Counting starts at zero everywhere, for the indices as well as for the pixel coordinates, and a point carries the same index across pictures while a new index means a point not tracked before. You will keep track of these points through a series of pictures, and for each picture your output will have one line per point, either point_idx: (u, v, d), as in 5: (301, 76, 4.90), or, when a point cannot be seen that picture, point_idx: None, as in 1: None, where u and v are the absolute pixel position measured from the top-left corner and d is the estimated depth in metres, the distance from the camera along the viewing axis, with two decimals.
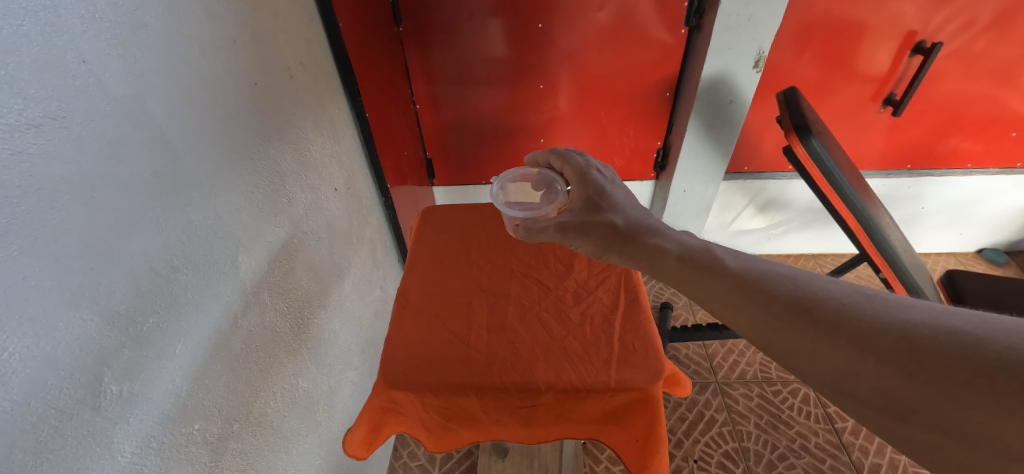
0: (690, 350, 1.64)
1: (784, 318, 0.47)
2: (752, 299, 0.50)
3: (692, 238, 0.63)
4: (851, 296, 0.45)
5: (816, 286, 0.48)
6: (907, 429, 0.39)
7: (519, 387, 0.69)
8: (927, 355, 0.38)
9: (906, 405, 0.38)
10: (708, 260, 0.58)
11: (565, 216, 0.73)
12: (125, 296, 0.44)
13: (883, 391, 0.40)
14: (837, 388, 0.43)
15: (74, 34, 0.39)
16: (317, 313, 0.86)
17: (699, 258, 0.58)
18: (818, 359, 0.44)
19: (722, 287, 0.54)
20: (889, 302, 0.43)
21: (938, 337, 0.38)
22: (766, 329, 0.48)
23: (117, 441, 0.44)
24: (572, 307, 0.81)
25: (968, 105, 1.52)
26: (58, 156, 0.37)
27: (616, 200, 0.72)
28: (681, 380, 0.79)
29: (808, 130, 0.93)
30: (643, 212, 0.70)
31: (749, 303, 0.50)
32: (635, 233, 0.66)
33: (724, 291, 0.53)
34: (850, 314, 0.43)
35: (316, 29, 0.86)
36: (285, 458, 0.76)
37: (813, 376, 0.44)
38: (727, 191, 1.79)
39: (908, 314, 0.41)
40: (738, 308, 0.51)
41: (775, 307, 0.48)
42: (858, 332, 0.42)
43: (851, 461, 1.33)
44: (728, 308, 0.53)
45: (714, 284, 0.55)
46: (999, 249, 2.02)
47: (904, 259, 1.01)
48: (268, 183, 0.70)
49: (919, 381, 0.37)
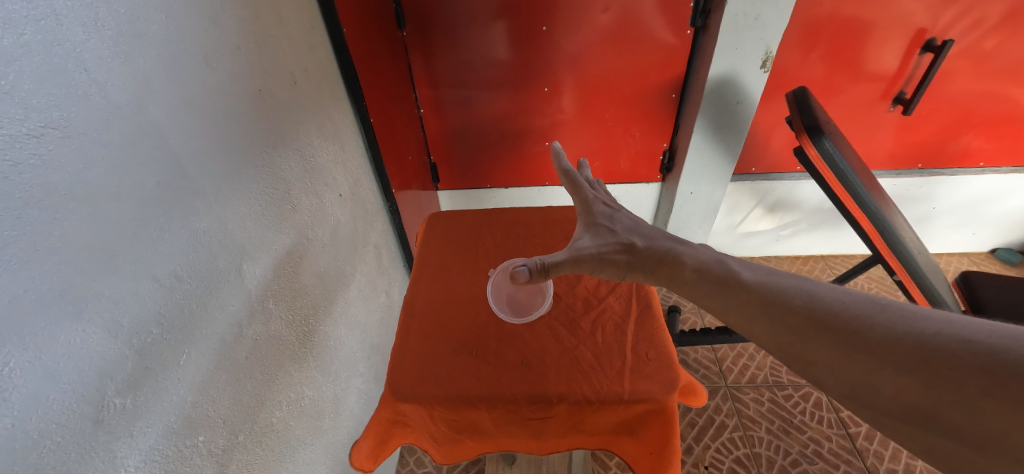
0: (699, 354, 1.62)
1: (799, 329, 0.46)
2: (768, 311, 0.50)
3: (708, 251, 0.62)
4: (866, 306, 0.44)
5: (831, 296, 0.47)
6: (928, 437, 0.37)
7: (530, 399, 0.68)
8: (942, 363, 0.36)
9: (925, 413, 0.37)
10: (724, 272, 0.57)
11: (580, 242, 0.71)
12: (130, 308, 0.44)
13: (902, 400, 0.38)
14: (855, 397, 0.42)
15: (75, 42, 0.38)
16: (323, 321, 0.86)
17: (716, 271, 0.58)
18: (835, 368, 0.43)
19: (738, 299, 0.53)
20: (904, 310, 0.42)
21: (953, 344, 0.37)
22: (782, 340, 0.47)
23: (121, 455, 0.43)
24: (582, 315, 0.80)
25: (980, 103, 1.49)
26: (61, 167, 0.37)
27: (624, 223, 0.71)
28: (695, 388, 0.77)
29: (820, 131, 0.91)
30: (655, 229, 0.69)
31: (764, 316, 0.50)
32: (655, 251, 0.64)
33: (741, 304, 0.53)
34: (865, 323, 0.42)
35: (320, 34, 0.86)
36: (292, 468, 0.75)
37: (831, 386, 0.44)
38: (734, 192, 1.77)
39: (923, 322, 0.40)
40: (757, 320, 0.51)
41: (790, 320, 0.47)
42: (872, 341, 0.41)
43: (866, 467, 1.30)
44: (746, 321, 0.52)
45: (730, 296, 0.54)
46: (1013, 248, 1.98)
47: (920, 262, 0.98)
48: (273, 191, 0.70)
49: (935, 389, 0.36)
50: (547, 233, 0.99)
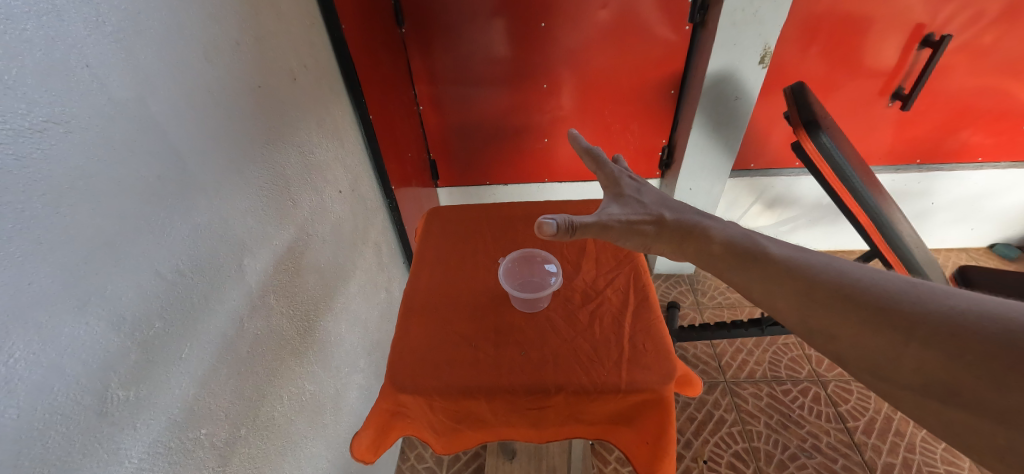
0: (699, 350, 1.63)
1: (825, 302, 0.47)
2: (794, 284, 0.51)
3: (735, 227, 0.64)
4: (896, 284, 0.45)
5: (860, 273, 0.48)
6: (946, 410, 0.37)
7: (528, 389, 0.69)
8: (972, 339, 0.36)
9: (948, 387, 0.37)
10: (752, 248, 0.58)
11: (608, 209, 0.72)
12: (132, 300, 0.44)
13: (924, 373, 0.39)
14: (875, 371, 0.42)
15: (76, 38, 0.39)
16: (324, 315, 0.86)
17: (744, 245, 0.59)
18: (858, 342, 0.43)
19: (765, 272, 0.55)
20: (936, 290, 0.42)
21: (983, 323, 0.37)
22: (807, 313, 0.49)
23: (124, 447, 0.44)
24: (581, 307, 0.80)
25: (978, 98, 1.49)
26: (62, 161, 0.37)
27: (652, 199, 0.73)
28: (692, 380, 0.77)
29: (817, 125, 0.92)
30: (682, 206, 0.71)
31: (790, 288, 0.51)
32: (684, 223, 0.66)
33: (767, 278, 0.54)
34: (894, 299, 0.43)
35: (320, 31, 0.86)
36: (294, 462, 0.76)
37: (853, 360, 0.44)
38: (733, 188, 1.77)
39: (955, 300, 0.40)
40: (782, 292, 0.52)
41: (816, 294, 0.48)
42: (901, 316, 0.41)
43: (864, 461, 1.31)
44: (770, 293, 0.53)
45: (756, 270, 0.56)
46: (1012, 244, 1.99)
47: (917, 255, 0.98)
48: (273, 187, 0.70)
49: (963, 364, 0.36)
50: None
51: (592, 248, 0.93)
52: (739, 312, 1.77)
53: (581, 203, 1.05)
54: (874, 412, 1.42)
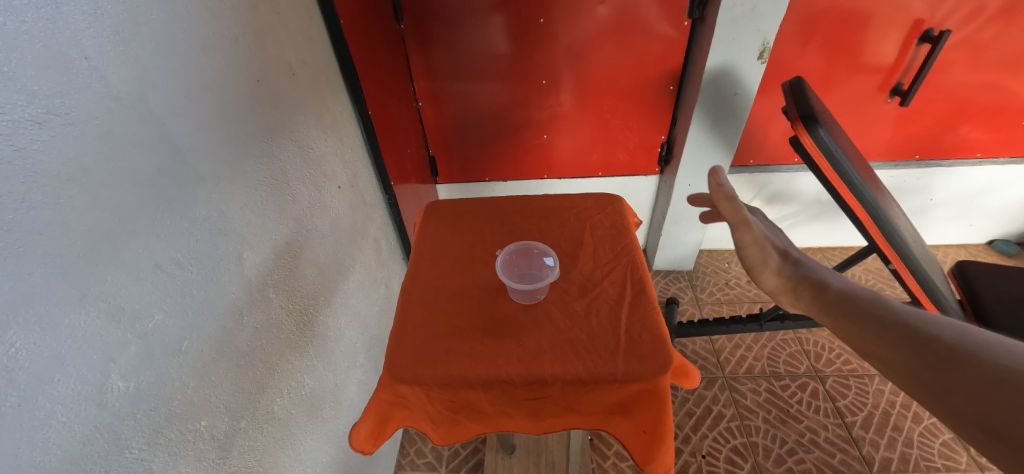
0: (698, 345, 1.63)
1: (938, 359, 0.40)
2: (906, 336, 0.43)
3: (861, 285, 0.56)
4: None
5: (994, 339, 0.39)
6: None
7: (525, 380, 0.69)
8: None
9: None
10: (875, 297, 0.50)
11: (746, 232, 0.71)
12: (131, 292, 0.45)
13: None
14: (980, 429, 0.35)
15: (75, 30, 0.39)
16: (323, 310, 0.87)
17: (862, 294, 0.51)
18: (963, 396, 0.36)
19: (876, 321, 0.47)
20: None
21: None
22: (912, 366, 0.41)
23: (125, 437, 0.44)
24: (578, 299, 0.81)
25: (977, 94, 1.49)
26: (62, 152, 0.37)
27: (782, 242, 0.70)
28: (689, 370, 0.78)
29: (815, 119, 0.91)
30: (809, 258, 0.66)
31: (899, 339, 0.43)
32: (807, 268, 0.61)
33: (875, 325, 0.46)
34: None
35: (318, 25, 0.86)
36: (294, 455, 0.76)
37: (951, 409, 0.37)
38: (733, 184, 1.77)
39: None
40: (889, 340, 0.44)
41: (930, 347, 0.41)
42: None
43: (862, 455, 1.31)
44: (875, 343, 0.46)
45: (866, 316, 0.48)
46: (1011, 240, 1.99)
47: (914, 250, 0.98)
48: (272, 181, 0.70)
49: None
50: (544, 221, 0.99)
51: (590, 241, 0.93)
52: (739, 308, 1.77)
53: (579, 197, 1.05)
54: (873, 407, 1.42)
